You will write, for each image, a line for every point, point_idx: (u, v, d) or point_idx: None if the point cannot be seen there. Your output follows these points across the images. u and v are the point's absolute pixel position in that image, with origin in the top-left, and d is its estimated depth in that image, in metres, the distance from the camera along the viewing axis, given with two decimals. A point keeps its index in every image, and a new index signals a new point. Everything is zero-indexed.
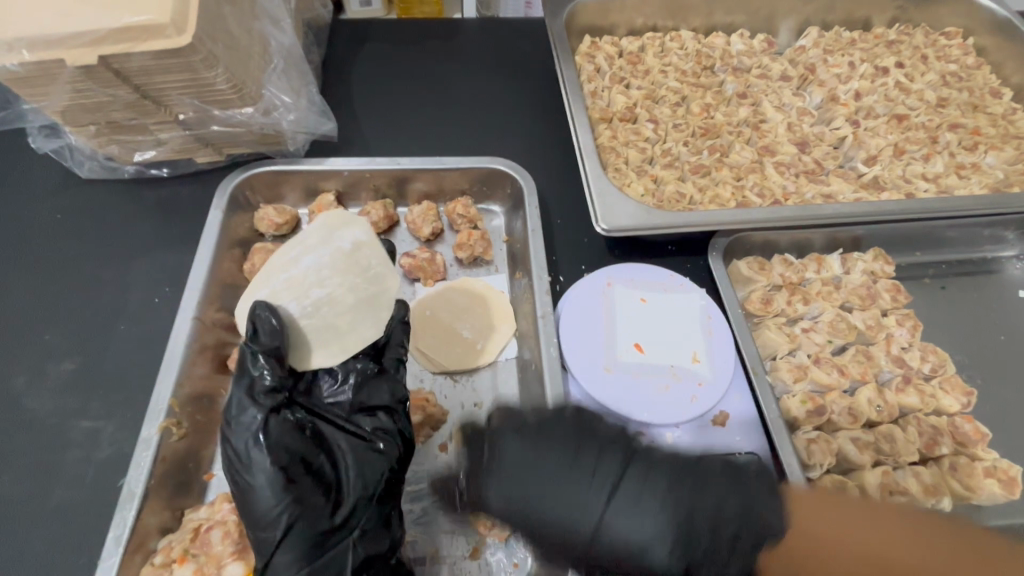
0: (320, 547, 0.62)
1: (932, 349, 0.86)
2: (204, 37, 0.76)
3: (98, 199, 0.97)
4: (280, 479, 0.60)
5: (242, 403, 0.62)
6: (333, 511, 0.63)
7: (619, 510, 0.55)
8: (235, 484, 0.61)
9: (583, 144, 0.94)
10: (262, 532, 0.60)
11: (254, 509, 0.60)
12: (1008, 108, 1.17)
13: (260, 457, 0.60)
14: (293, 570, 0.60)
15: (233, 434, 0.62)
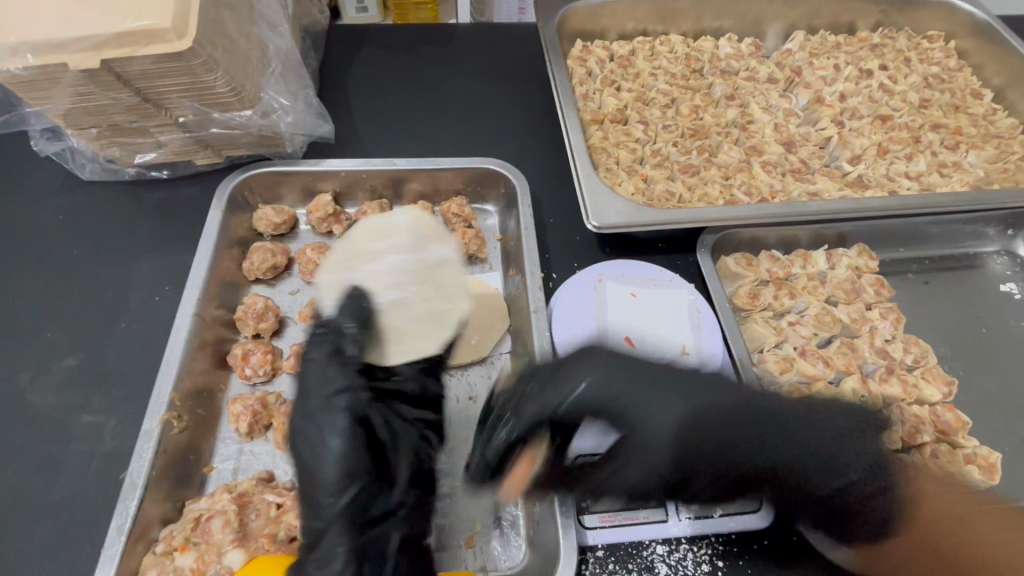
0: (372, 525, 0.63)
1: (915, 341, 0.88)
2: (204, 42, 0.78)
3: (99, 200, 0.98)
4: (356, 450, 0.63)
5: (327, 372, 0.66)
6: (389, 490, 0.65)
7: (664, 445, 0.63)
8: (306, 447, 0.63)
9: (574, 144, 0.97)
10: (322, 497, 0.61)
11: (322, 473, 0.62)
12: (988, 109, 1.21)
13: (344, 424, 0.63)
14: (344, 541, 0.61)
15: (311, 399, 0.65)
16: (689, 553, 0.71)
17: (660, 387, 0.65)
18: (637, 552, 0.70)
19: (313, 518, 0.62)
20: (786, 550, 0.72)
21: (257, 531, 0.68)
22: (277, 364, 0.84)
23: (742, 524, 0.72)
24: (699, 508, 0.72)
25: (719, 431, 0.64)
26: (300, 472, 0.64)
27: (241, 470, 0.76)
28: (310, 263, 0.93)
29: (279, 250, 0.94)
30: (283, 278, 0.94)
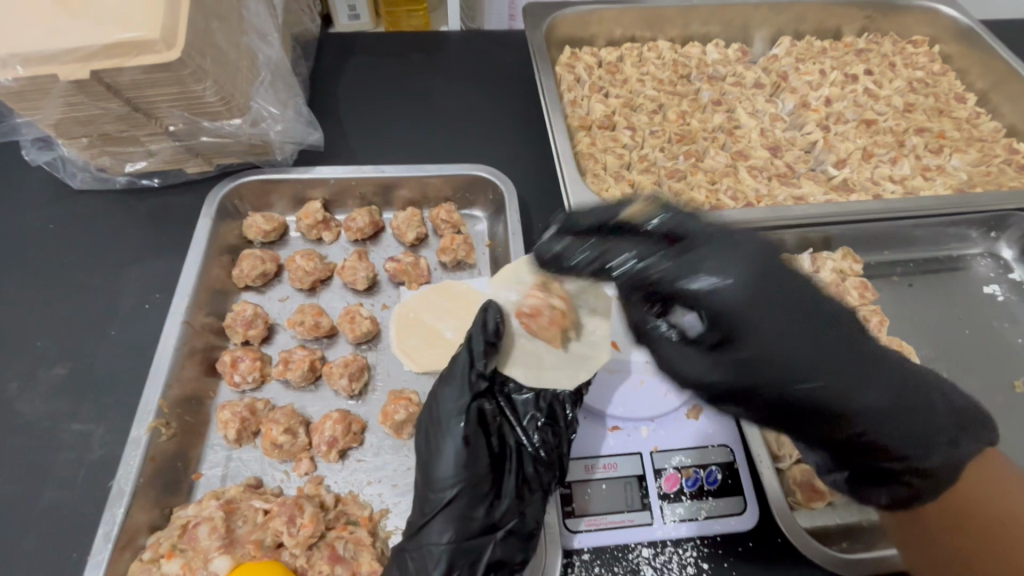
0: (471, 529, 0.65)
1: (898, 343, 0.89)
2: (193, 52, 0.79)
3: (90, 209, 0.99)
4: (466, 451, 0.67)
5: (452, 380, 0.72)
6: (491, 502, 0.67)
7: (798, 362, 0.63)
8: (426, 441, 0.70)
9: (561, 151, 0.98)
10: (432, 490, 0.67)
11: (435, 466, 0.67)
12: (971, 112, 1.22)
13: (458, 422, 0.69)
14: (444, 542, 0.64)
15: (442, 401, 0.71)
16: (674, 556, 0.71)
17: (798, 330, 0.63)
18: (623, 555, 0.71)
19: (422, 509, 0.67)
20: (770, 552, 0.72)
21: (244, 537, 0.68)
22: (266, 371, 0.85)
23: (726, 527, 0.72)
24: (684, 511, 0.73)
25: (802, 351, 0.63)
26: (420, 467, 0.70)
27: (229, 477, 0.76)
28: (299, 270, 0.93)
29: (269, 258, 0.94)
30: (273, 285, 0.95)
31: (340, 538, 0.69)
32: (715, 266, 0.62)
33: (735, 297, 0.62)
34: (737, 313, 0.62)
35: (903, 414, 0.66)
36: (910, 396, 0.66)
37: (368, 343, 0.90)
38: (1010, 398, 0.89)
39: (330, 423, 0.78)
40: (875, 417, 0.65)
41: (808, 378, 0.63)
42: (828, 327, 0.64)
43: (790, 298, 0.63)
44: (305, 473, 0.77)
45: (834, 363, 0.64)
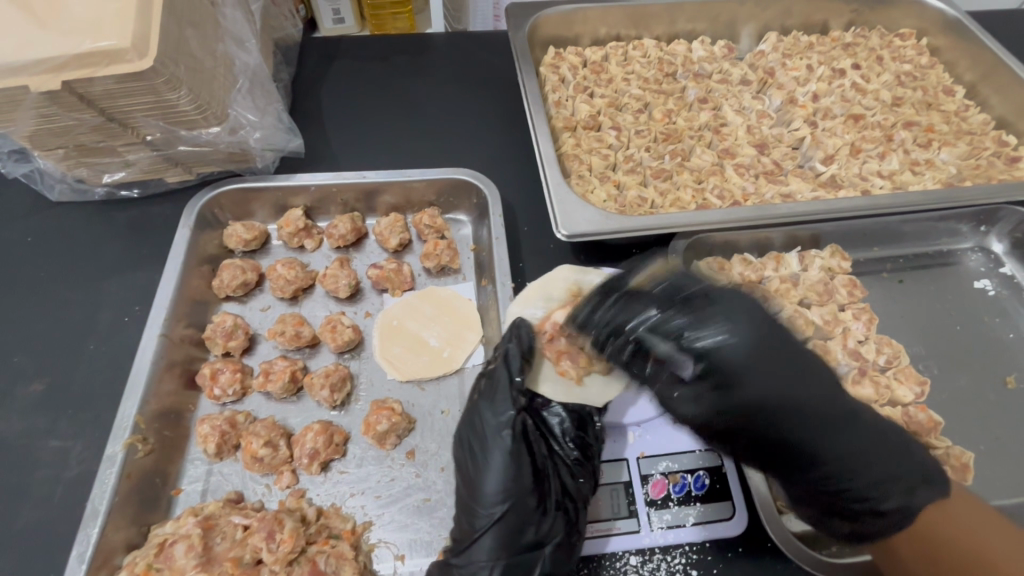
0: (517, 550, 0.65)
1: (887, 341, 0.88)
2: (166, 60, 0.78)
3: (68, 221, 0.98)
4: (514, 472, 0.66)
5: (496, 394, 0.70)
6: (539, 518, 0.66)
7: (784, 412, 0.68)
8: (468, 460, 0.69)
9: (544, 153, 0.96)
10: (478, 508, 0.66)
11: (480, 485, 0.67)
12: (960, 105, 1.21)
13: (505, 440, 0.67)
14: (495, 558, 0.64)
15: (485, 414, 0.70)
16: (662, 563, 0.70)
17: (782, 377, 0.68)
18: (610, 563, 0.70)
19: (469, 527, 0.67)
20: (759, 558, 0.71)
21: (222, 555, 0.67)
22: (247, 383, 0.84)
23: (714, 533, 0.71)
24: (671, 517, 0.71)
25: (775, 385, 0.68)
26: (460, 485, 0.69)
27: (210, 491, 0.76)
28: (280, 279, 0.92)
29: (250, 266, 0.93)
30: (254, 295, 0.94)
31: (321, 553, 0.68)
32: (715, 330, 0.68)
33: (728, 351, 0.67)
34: (733, 363, 0.67)
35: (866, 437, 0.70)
36: (887, 452, 0.70)
37: (351, 352, 0.89)
38: (1002, 394, 0.88)
39: (311, 435, 0.77)
40: (825, 438, 0.69)
41: (769, 404, 0.68)
42: (793, 377, 0.69)
43: (786, 357, 0.69)
44: (287, 486, 0.76)
45: (801, 409, 0.68)
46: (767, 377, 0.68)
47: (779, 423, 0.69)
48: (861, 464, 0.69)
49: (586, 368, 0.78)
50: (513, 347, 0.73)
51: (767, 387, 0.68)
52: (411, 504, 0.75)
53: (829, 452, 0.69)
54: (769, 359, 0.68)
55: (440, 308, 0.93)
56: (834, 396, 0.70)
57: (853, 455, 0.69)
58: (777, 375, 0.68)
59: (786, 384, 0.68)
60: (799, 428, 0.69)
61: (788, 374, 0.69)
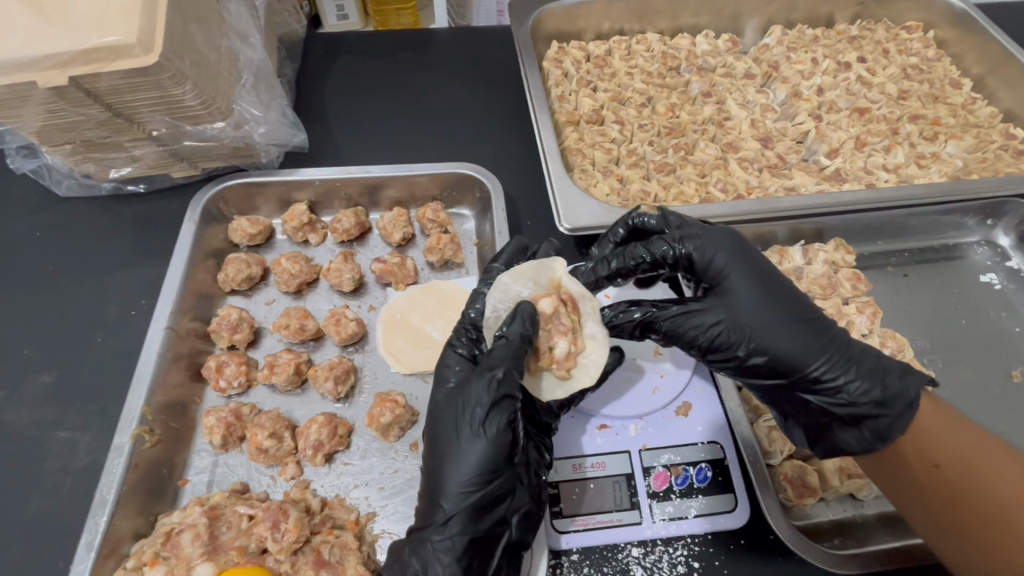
0: (487, 525, 0.65)
1: (891, 335, 0.88)
2: (171, 55, 0.78)
3: (75, 216, 0.99)
4: (500, 454, 0.64)
5: (485, 372, 0.65)
6: (510, 496, 0.66)
7: (774, 346, 0.68)
8: (452, 436, 0.65)
9: (547, 147, 0.97)
10: (457, 482, 0.64)
11: (464, 461, 0.64)
12: (967, 98, 1.20)
13: (496, 422, 0.64)
14: (464, 531, 0.64)
15: (471, 391, 0.65)
16: (664, 555, 0.70)
17: (785, 316, 0.68)
18: (613, 555, 0.70)
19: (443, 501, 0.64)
20: (762, 551, 0.71)
21: (227, 544, 0.68)
22: (252, 376, 0.84)
23: (716, 525, 0.71)
24: (672, 509, 0.72)
25: (796, 316, 0.69)
26: (435, 458, 0.66)
27: (215, 482, 0.76)
28: (285, 273, 0.92)
29: (255, 260, 0.94)
30: (259, 288, 0.95)
31: (326, 543, 0.69)
32: (695, 246, 0.72)
33: (716, 268, 0.71)
34: (717, 266, 0.71)
35: (837, 346, 0.68)
36: (877, 372, 0.67)
37: (354, 345, 0.89)
38: (1007, 388, 0.88)
39: (316, 427, 0.77)
40: (794, 344, 0.68)
41: (767, 347, 0.68)
42: (782, 303, 0.69)
43: (777, 289, 0.70)
44: (291, 478, 0.77)
45: (776, 315, 0.68)
46: (770, 309, 0.68)
47: (786, 362, 0.68)
48: (843, 360, 0.67)
49: (547, 367, 0.72)
50: (513, 333, 0.66)
51: (775, 339, 0.68)
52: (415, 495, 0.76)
53: (811, 357, 0.67)
54: (770, 292, 0.69)
55: (442, 302, 0.93)
56: (812, 325, 0.68)
57: (862, 384, 0.66)
58: (773, 308, 0.69)
59: (770, 318, 0.68)
60: (785, 356, 0.68)
61: (773, 307, 0.69)
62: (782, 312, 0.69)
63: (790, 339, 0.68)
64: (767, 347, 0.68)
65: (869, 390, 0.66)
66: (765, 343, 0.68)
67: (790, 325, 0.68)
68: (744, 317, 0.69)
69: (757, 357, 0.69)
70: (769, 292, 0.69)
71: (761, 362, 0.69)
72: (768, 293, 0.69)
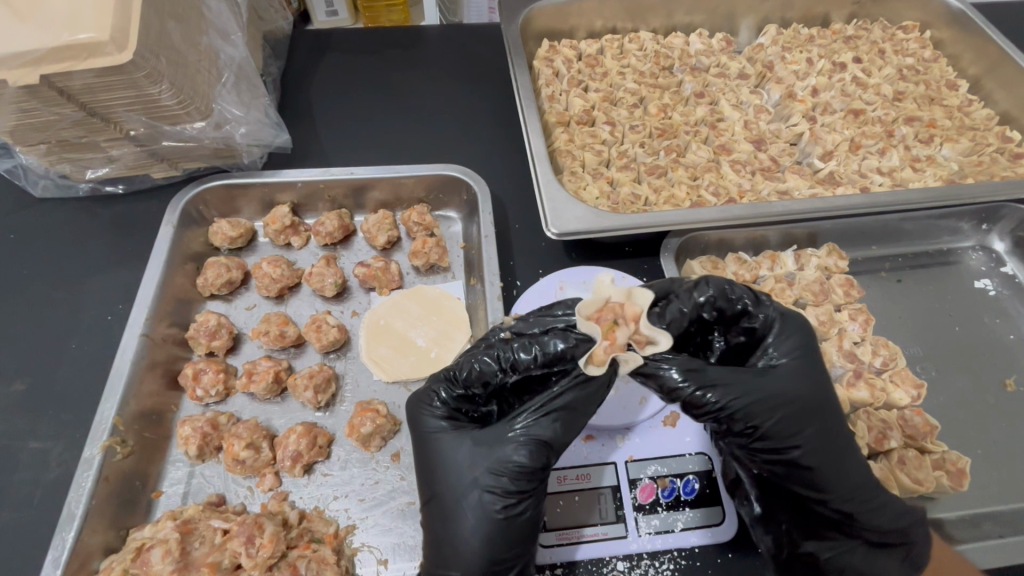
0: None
1: (884, 343, 0.87)
2: (147, 53, 0.76)
3: (52, 218, 0.96)
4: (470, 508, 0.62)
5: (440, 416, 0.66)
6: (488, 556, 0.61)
7: (825, 474, 0.64)
8: (454, 487, 0.63)
9: (535, 149, 0.94)
10: (460, 536, 0.62)
11: (467, 511, 0.62)
12: (964, 100, 1.18)
13: (501, 466, 0.61)
14: None
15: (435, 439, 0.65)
16: (650, 568, 0.69)
17: (842, 446, 0.65)
18: (597, 569, 0.68)
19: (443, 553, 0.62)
20: (748, 560, 0.70)
21: (200, 560, 0.66)
22: (230, 384, 0.82)
23: (703, 538, 0.70)
24: (659, 522, 0.70)
25: (847, 448, 0.65)
26: (433, 509, 0.64)
27: (191, 494, 0.74)
28: (265, 277, 0.90)
29: (235, 264, 0.91)
30: (240, 293, 0.93)
31: (302, 558, 0.67)
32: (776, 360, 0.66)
33: (791, 381, 0.64)
34: (801, 386, 0.64)
35: (864, 478, 0.65)
36: (888, 504, 0.67)
37: (336, 352, 0.87)
38: (1001, 397, 0.86)
39: (295, 437, 0.76)
40: (840, 469, 0.64)
41: (824, 475, 0.64)
42: (841, 431, 0.65)
43: (839, 415, 0.66)
44: (269, 489, 0.75)
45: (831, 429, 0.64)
46: (833, 438, 0.65)
47: (832, 490, 0.64)
48: (871, 495, 0.65)
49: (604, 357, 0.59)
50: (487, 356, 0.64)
51: (831, 468, 0.64)
52: (396, 507, 0.74)
53: (851, 489, 0.64)
54: (836, 419, 0.65)
55: (427, 307, 0.91)
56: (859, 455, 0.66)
57: (879, 508, 0.65)
58: (835, 434, 0.65)
59: (834, 445, 0.64)
60: (838, 483, 0.64)
61: (836, 434, 0.65)
62: (842, 442, 0.65)
63: (846, 470, 0.64)
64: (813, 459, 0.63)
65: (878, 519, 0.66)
66: (826, 471, 0.64)
67: (846, 455, 0.65)
68: (807, 424, 0.63)
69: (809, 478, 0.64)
70: (833, 418, 0.65)
71: (808, 488, 0.65)
72: (834, 421, 0.65)
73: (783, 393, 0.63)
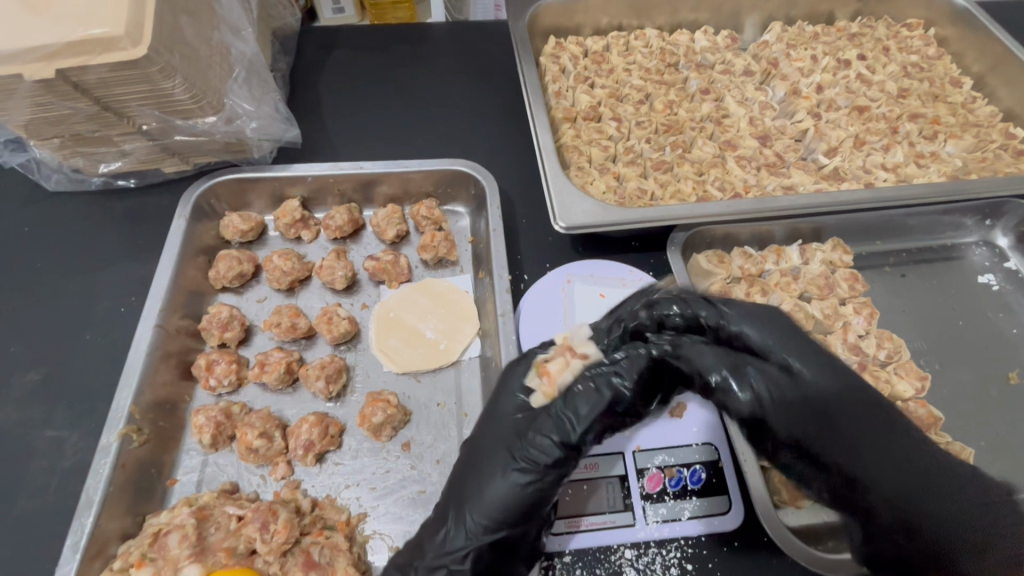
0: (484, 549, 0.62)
1: (888, 336, 0.88)
2: (161, 48, 0.77)
3: (65, 211, 0.97)
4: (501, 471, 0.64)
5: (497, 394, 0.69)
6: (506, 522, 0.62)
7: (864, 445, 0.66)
8: (496, 451, 0.65)
9: (543, 144, 0.95)
10: (487, 498, 0.63)
11: (500, 473, 0.63)
12: (967, 97, 1.19)
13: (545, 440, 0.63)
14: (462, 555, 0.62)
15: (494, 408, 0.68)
16: (657, 556, 0.70)
17: (872, 423, 0.67)
18: (605, 557, 0.70)
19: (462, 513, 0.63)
20: (755, 551, 0.71)
21: (216, 545, 0.67)
22: (242, 374, 0.83)
23: (710, 526, 0.71)
24: (666, 511, 0.71)
25: (883, 430, 0.67)
26: (463, 473, 0.66)
27: (205, 482, 0.76)
28: (276, 270, 0.91)
29: (246, 257, 0.92)
30: (250, 286, 0.94)
31: (315, 544, 0.68)
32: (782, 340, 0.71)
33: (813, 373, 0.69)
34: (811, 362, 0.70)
35: (922, 474, 0.65)
36: (943, 495, 0.64)
37: (347, 344, 0.88)
38: (1003, 390, 0.87)
39: (306, 426, 0.77)
40: (876, 447, 0.66)
41: (864, 449, 0.65)
42: (869, 410, 0.68)
43: (866, 395, 0.69)
44: (282, 477, 0.76)
45: (867, 418, 0.67)
46: (864, 415, 0.67)
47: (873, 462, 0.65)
48: (921, 482, 0.65)
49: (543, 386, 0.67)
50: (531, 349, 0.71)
51: (868, 441, 0.66)
52: (406, 495, 0.75)
53: (892, 465, 0.65)
54: (860, 395, 0.69)
55: (436, 301, 0.92)
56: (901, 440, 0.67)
57: (935, 494, 0.64)
58: (861, 410, 0.68)
59: (863, 420, 0.67)
60: (879, 455, 0.65)
61: (865, 411, 0.68)
62: (874, 421, 0.67)
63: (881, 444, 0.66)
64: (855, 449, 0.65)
65: (942, 520, 0.63)
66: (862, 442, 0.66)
67: (881, 432, 0.67)
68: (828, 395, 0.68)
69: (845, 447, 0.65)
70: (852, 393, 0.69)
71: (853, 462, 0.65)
72: (856, 396, 0.69)
73: (806, 385, 0.68)
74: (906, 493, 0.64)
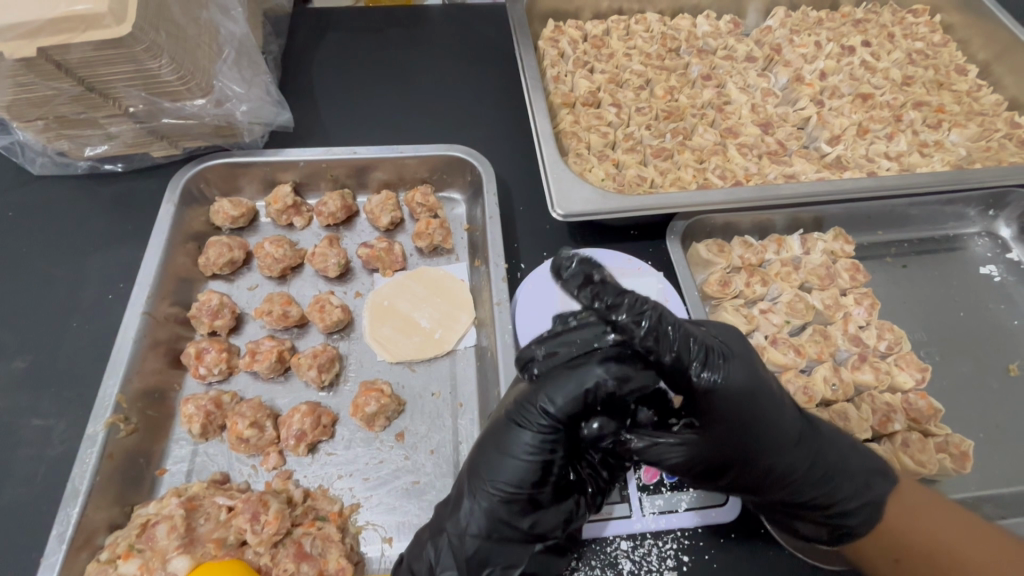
0: (494, 538, 0.61)
1: (888, 327, 0.87)
2: (147, 26, 0.74)
3: (51, 196, 0.95)
4: (509, 462, 0.60)
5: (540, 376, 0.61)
6: (517, 512, 0.61)
7: (782, 459, 0.62)
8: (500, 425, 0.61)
9: (541, 130, 0.93)
10: (497, 477, 0.60)
11: (507, 451, 0.60)
12: (972, 85, 1.17)
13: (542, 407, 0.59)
14: (458, 552, 0.61)
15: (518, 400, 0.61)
16: (654, 548, 0.69)
17: (789, 435, 0.62)
18: (601, 548, 0.69)
19: (472, 500, 0.61)
20: (754, 543, 0.70)
21: (205, 536, 0.66)
22: (233, 363, 0.82)
23: (706, 518, 0.70)
24: (663, 503, 0.71)
25: (792, 441, 0.63)
26: (480, 453, 0.62)
27: (194, 472, 0.74)
28: (268, 257, 0.89)
29: (237, 244, 0.90)
30: (242, 273, 0.92)
31: (307, 535, 0.67)
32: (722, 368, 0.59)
33: (734, 387, 0.59)
34: (736, 382, 0.59)
35: (839, 455, 0.65)
36: (866, 474, 0.66)
37: (340, 332, 0.87)
38: (1004, 382, 0.86)
39: (298, 416, 0.75)
40: (782, 452, 0.62)
41: (778, 460, 0.62)
42: (776, 420, 0.62)
43: (778, 401, 0.62)
44: (273, 468, 0.74)
45: (777, 432, 0.62)
46: (779, 423, 0.62)
47: (778, 470, 0.62)
48: (838, 471, 0.64)
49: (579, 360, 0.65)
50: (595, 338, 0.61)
51: (774, 454, 0.62)
52: (400, 485, 0.74)
53: (798, 466, 0.63)
54: (777, 401, 0.62)
55: (429, 290, 0.91)
56: (801, 439, 0.63)
57: (855, 479, 0.65)
58: (771, 424, 0.61)
59: (780, 428, 0.62)
60: (789, 462, 0.62)
61: (777, 422, 0.62)
62: (789, 432, 0.62)
63: (793, 453, 0.63)
64: (758, 459, 0.62)
65: (854, 496, 0.64)
66: (773, 451, 0.62)
67: (799, 443, 0.63)
68: (754, 409, 0.60)
69: (754, 462, 0.62)
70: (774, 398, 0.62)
71: (768, 473, 0.62)
72: (776, 403, 0.62)
73: (734, 407, 0.59)
74: (808, 485, 0.64)
